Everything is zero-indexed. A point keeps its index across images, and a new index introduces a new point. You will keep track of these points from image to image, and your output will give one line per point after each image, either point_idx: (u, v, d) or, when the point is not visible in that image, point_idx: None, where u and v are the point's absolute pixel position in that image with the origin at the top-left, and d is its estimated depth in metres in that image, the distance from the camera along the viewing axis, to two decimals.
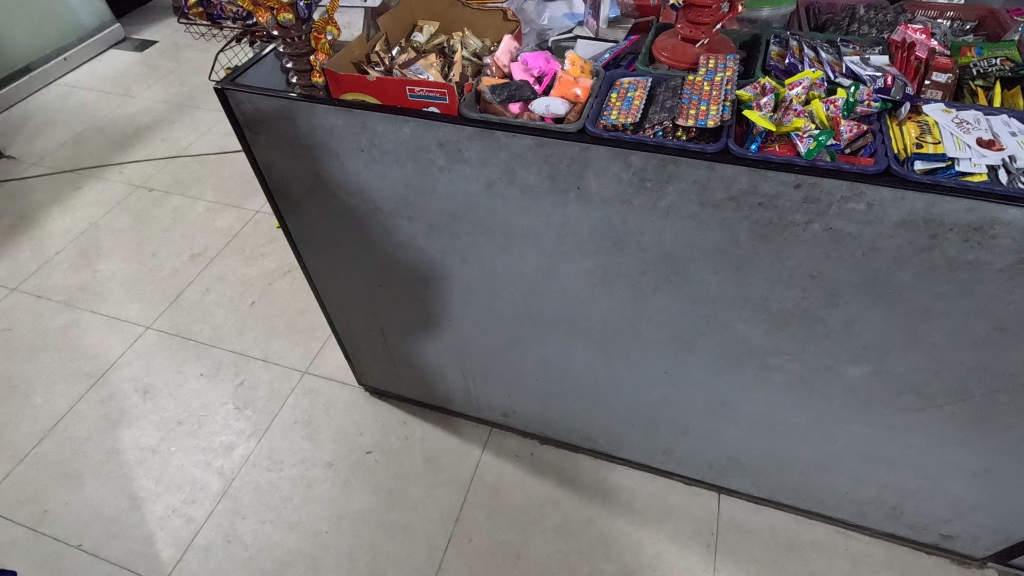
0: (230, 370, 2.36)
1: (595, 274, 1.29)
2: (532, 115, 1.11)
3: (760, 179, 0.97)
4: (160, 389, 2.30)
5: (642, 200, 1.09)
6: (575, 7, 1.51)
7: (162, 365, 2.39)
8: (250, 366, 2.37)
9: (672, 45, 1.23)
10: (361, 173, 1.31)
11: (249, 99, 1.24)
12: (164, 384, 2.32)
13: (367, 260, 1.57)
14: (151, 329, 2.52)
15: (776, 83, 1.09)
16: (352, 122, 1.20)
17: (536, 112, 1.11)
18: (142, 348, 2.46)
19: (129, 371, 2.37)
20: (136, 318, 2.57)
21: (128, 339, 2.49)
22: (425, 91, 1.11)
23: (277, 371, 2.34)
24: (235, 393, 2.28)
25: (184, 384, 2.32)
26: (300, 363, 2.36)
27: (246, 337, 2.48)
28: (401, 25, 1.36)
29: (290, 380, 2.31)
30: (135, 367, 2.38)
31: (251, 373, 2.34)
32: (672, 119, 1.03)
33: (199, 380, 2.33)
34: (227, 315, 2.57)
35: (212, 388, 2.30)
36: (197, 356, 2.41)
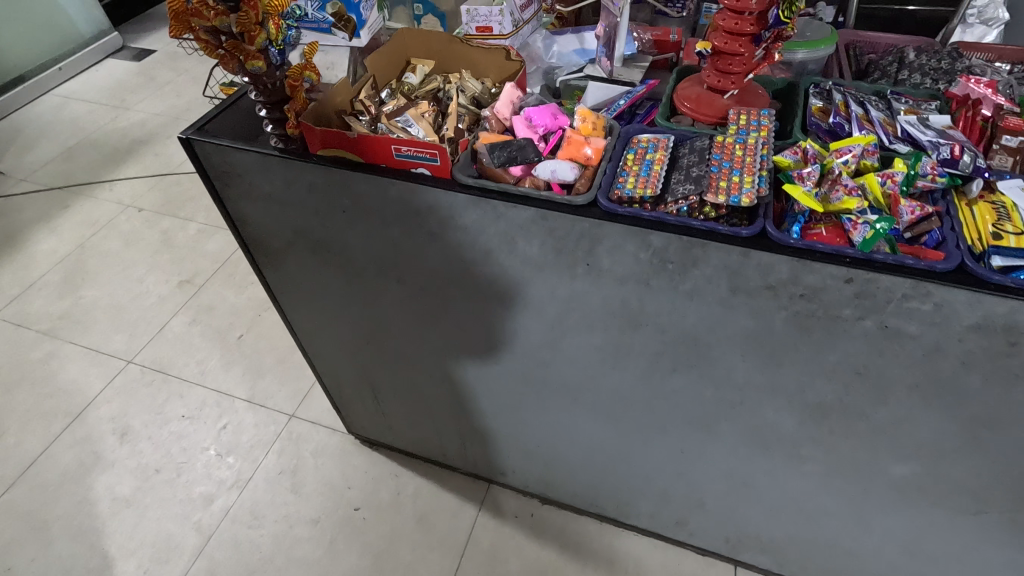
0: (214, 411, 2.22)
1: (605, 351, 1.14)
2: (536, 181, 0.96)
3: (803, 269, 0.83)
4: (139, 432, 2.17)
5: (661, 281, 0.94)
6: (586, 41, 1.36)
7: (142, 404, 2.25)
8: (234, 407, 2.23)
9: (697, 94, 1.09)
10: (343, 233, 1.16)
11: (218, 151, 1.10)
12: (143, 426, 2.19)
13: (353, 317, 1.43)
14: (133, 364, 2.39)
15: (820, 148, 0.94)
16: (331, 181, 1.06)
17: (540, 178, 0.96)
18: (122, 384, 2.32)
19: (107, 410, 2.24)
20: (118, 350, 2.44)
21: (109, 374, 2.36)
22: (413, 150, 0.97)
23: (263, 413, 2.21)
24: (218, 437, 2.15)
25: (164, 426, 2.19)
26: (288, 406, 2.22)
27: (232, 375, 2.34)
28: (393, 65, 1.23)
29: (276, 424, 2.17)
30: (114, 407, 2.25)
31: (236, 415, 2.21)
32: (699, 193, 0.88)
33: (180, 422, 2.20)
34: (213, 349, 2.44)
35: (194, 431, 2.17)
36: (179, 395, 2.28)
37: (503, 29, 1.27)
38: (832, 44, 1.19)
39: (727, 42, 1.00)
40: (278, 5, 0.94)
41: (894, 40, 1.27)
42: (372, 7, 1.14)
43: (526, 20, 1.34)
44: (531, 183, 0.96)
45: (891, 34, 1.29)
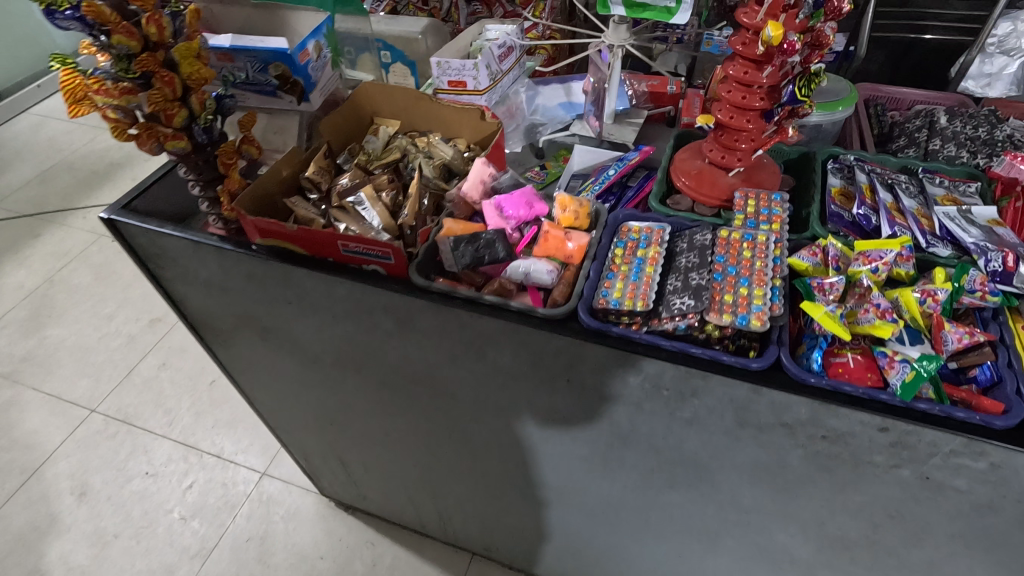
0: (180, 468, 2.08)
1: (591, 461, 0.99)
2: (507, 285, 0.82)
3: (827, 413, 0.68)
4: (99, 491, 2.02)
5: (654, 405, 0.79)
6: (573, 94, 1.22)
7: (104, 460, 2.11)
8: (202, 463, 2.08)
9: (697, 170, 0.94)
10: (291, 323, 1.01)
11: (145, 234, 0.95)
12: (104, 485, 2.04)
13: (314, 398, 1.28)
14: (96, 413, 2.24)
15: (844, 248, 0.79)
16: (271, 273, 0.91)
17: (510, 281, 0.82)
18: (83, 437, 2.17)
19: (65, 467, 2.09)
20: (81, 398, 2.28)
21: (70, 425, 2.21)
22: (362, 247, 0.82)
23: (232, 470, 2.06)
24: (182, 499, 2.00)
25: (126, 484, 2.04)
26: (259, 462, 2.07)
27: (201, 426, 2.19)
28: (348, 126, 1.07)
29: (246, 483, 2.02)
30: (73, 462, 2.10)
31: (202, 472, 2.06)
32: (700, 311, 0.73)
33: (143, 480, 2.05)
34: (182, 396, 2.28)
35: (157, 491, 2.02)
36: (144, 449, 2.13)
37: (478, 84, 1.13)
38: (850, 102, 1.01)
39: (733, 116, 0.85)
40: (200, 78, 0.79)
41: (921, 96, 1.13)
42: (324, 65, 0.99)
43: (505, 70, 1.18)
44: (500, 286, 0.82)
45: (917, 89, 1.14)
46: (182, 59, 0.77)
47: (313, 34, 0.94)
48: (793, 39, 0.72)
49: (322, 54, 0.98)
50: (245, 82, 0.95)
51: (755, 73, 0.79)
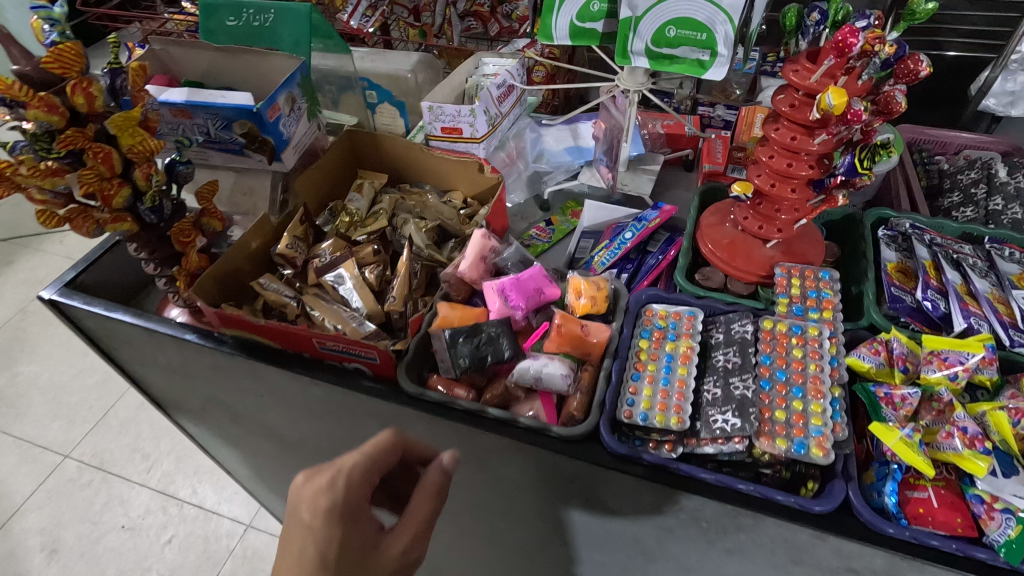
0: (158, 520, 1.85)
1: (608, 569, 0.87)
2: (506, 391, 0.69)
3: (906, 566, 0.56)
4: (70, 549, 1.80)
5: (690, 533, 0.67)
6: (580, 137, 1.11)
7: (76, 513, 1.88)
8: (182, 514, 1.86)
9: (728, 238, 0.82)
10: (265, 414, 0.89)
11: (94, 318, 0.82)
12: (76, 542, 1.82)
13: (294, 477, 1.14)
14: (69, 459, 2.01)
15: (911, 344, 0.67)
16: (238, 367, 0.78)
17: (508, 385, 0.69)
18: (54, 487, 1.94)
19: (34, 521, 1.87)
20: (54, 442, 2.05)
21: (41, 472, 1.98)
22: (342, 346, 0.70)
23: (216, 525, 1.84)
24: (161, 555, 1.78)
25: (100, 540, 1.82)
26: (245, 514, 1.86)
27: (183, 472, 1.96)
28: (329, 180, 0.95)
29: (229, 538, 1.81)
30: (42, 515, 1.88)
31: (183, 527, 1.84)
32: (746, 434, 0.61)
33: (119, 535, 1.83)
34: (163, 438, 2.05)
35: (134, 548, 1.80)
36: (120, 499, 1.90)
37: (475, 131, 1.00)
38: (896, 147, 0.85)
39: (774, 183, 0.73)
40: (144, 151, 0.66)
41: (969, 140, 1.02)
42: (298, 118, 0.87)
43: (505, 112, 1.05)
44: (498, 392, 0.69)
45: (965, 131, 1.03)
46: (121, 130, 0.63)
47: (283, 85, 0.81)
48: (859, 108, 0.60)
49: (295, 106, 0.85)
50: (206, 141, 0.82)
51: (805, 139, 0.67)
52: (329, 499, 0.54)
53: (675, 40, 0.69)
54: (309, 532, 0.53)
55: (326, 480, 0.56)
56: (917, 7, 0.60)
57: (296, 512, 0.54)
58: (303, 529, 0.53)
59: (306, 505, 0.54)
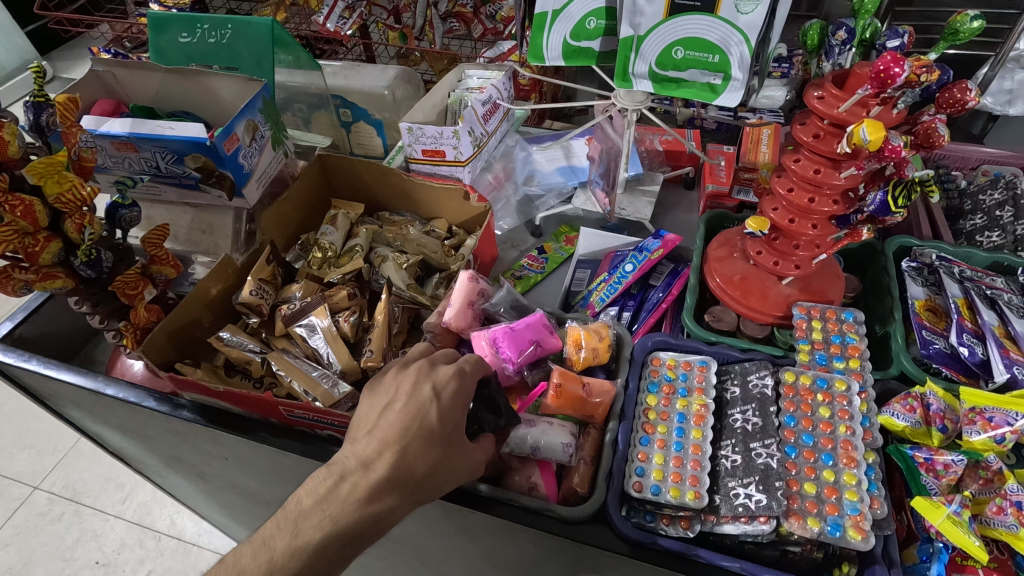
0: (135, 556, 1.56)
1: None
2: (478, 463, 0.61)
3: None
4: None
5: None
6: (573, 156, 1.02)
7: (42, 553, 1.57)
8: (160, 549, 1.58)
9: (740, 273, 0.75)
10: (232, 474, 0.79)
11: (35, 377, 0.73)
12: None
13: None
14: (39, 491, 1.67)
15: (948, 398, 0.60)
16: (197, 432, 0.69)
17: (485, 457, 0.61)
18: (24, 522, 1.62)
19: None
20: (21, 473, 1.71)
21: (6, 508, 1.65)
22: (312, 414, 0.62)
23: (197, 562, 1.57)
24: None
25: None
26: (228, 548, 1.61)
27: (163, 501, 1.68)
28: (299, 212, 0.86)
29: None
30: (6, 556, 1.56)
31: (161, 563, 1.56)
32: (773, 513, 0.54)
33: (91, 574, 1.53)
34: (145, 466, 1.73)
35: None
36: (93, 533, 1.59)
37: (459, 154, 0.91)
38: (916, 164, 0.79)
39: (793, 218, 0.66)
40: (75, 199, 0.57)
41: (988, 155, 0.95)
42: (261, 147, 0.78)
43: (491, 131, 0.97)
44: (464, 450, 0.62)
45: (985, 146, 0.96)
46: (43, 178, 0.55)
47: (242, 112, 0.72)
48: (898, 143, 0.52)
49: (257, 135, 0.76)
50: (155, 175, 0.74)
51: (829, 172, 0.60)
52: (456, 383, 0.52)
53: (683, 62, 0.61)
54: (433, 402, 0.50)
55: (451, 368, 0.53)
56: (962, 25, 0.53)
57: (416, 382, 0.51)
58: (426, 398, 0.50)
59: (429, 379, 0.52)
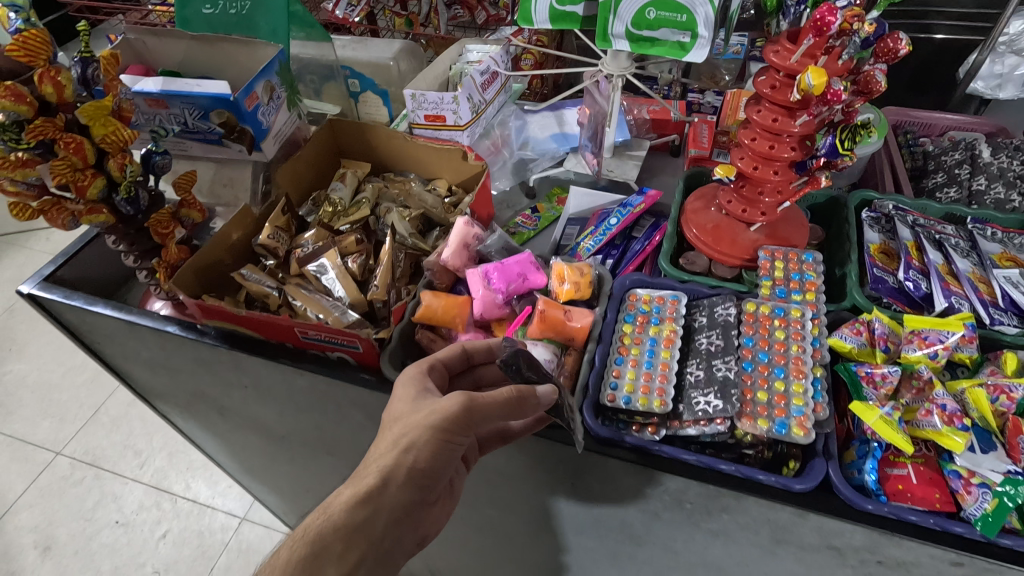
0: (153, 516, 1.70)
1: (598, 555, 0.87)
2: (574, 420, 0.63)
3: (887, 543, 0.56)
4: (66, 545, 1.65)
5: (674, 516, 0.68)
6: (566, 124, 1.10)
7: (69, 510, 1.72)
8: (176, 509, 1.72)
9: (713, 222, 0.82)
10: (252, 406, 0.88)
11: (76, 313, 0.82)
12: (69, 541, 1.66)
13: (285, 469, 1.13)
14: (61, 456, 1.83)
15: (892, 324, 0.67)
16: (221, 359, 0.78)
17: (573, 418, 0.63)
18: (47, 484, 1.77)
19: (28, 518, 1.71)
20: (45, 440, 1.87)
21: (32, 471, 1.80)
22: (324, 335, 0.69)
23: (213, 518, 1.70)
24: (156, 550, 1.64)
25: (94, 537, 1.67)
26: (241, 507, 1.72)
27: (178, 466, 1.80)
28: (311, 172, 0.94)
29: (224, 531, 1.67)
30: (37, 513, 1.72)
31: (177, 520, 1.69)
32: (728, 416, 0.61)
33: (112, 530, 1.68)
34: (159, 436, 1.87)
35: (129, 544, 1.65)
36: (113, 495, 1.74)
37: (459, 119, 0.99)
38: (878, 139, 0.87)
39: (757, 166, 0.73)
40: (117, 141, 0.65)
41: (953, 121, 1.02)
42: (278, 107, 0.86)
43: (489, 100, 1.05)
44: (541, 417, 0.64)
45: (949, 113, 1.03)
46: (92, 120, 0.63)
47: (261, 73, 0.80)
48: (838, 88, 0.60)
49: (274, 95, 0.84)
50: (183, 131, 0.82)
51: (786, 120, 0.67)
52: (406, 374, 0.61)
53: (655, 22, 0.69)
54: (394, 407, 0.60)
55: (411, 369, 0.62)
56: None
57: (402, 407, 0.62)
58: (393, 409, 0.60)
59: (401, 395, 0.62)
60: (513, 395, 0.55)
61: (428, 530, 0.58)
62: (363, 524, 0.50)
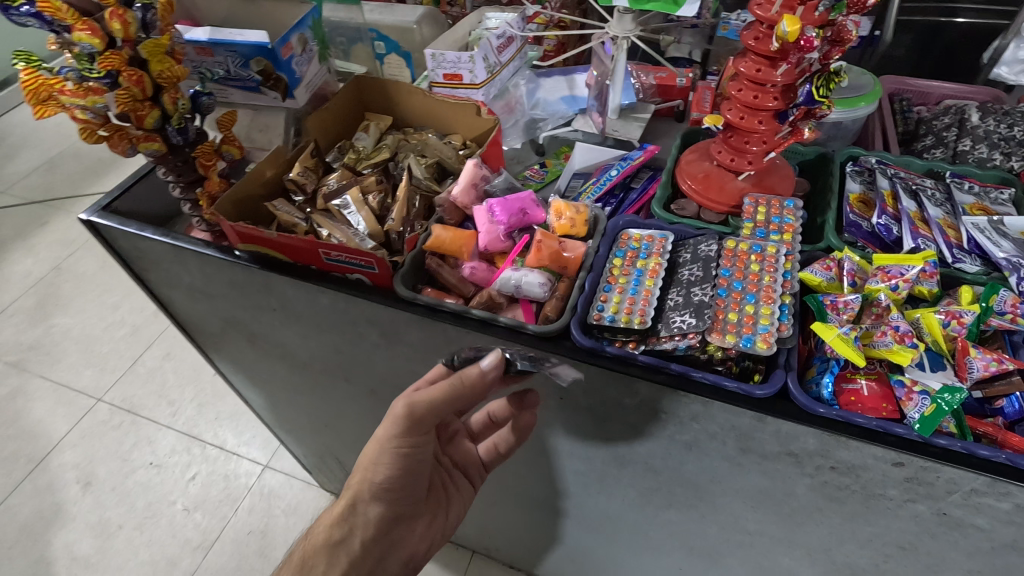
0: (183, 459, 1.83)
1: (588, 477, 0.95)
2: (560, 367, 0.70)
3: (837, 446, 0.63)
4: (105, 481, 1.79)
5: (652, 429, 0.76)
6: (576, 87, 1.16)
7: (110, 450, 1.86)
8: (205, 453, 1.84)
9: (704, 172, 0.88)
10: (281, 333, 0.99)
11: (128, 239, 0.92)
12: (108, 477, 1.80)
13: (306, 403, 1.23)
14: (102, 402, 1.98)
15: (861, 262, 0.73)
16: (255, 281, 0.87)
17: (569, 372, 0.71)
18: (89, 427, 1.92)
19: (73, 455, 1.85)
20: (87, 387, 2.02)
21: (75, 415, 1.95)
22: (345, 256, 0.78)
23: (240, 462, 1.82)
24: (185, 490, 1.77)
25: (130, 475, 1.80)
26: (263, 454, 1.83)
27: (206, 416, 1.93)
28: (338, 123, 1.03)
29: (248, 476, 1.79)
30: (80, 451, 1.86)
31: (206, 463, 1.82)
32: (701, 332, 0.68)
33: (146, 471, 1.81)
34: (189, 389, 2.00)
35: (160, 483, 1.78)
36: (148, 439, 1.88)
37: (475, 78, 1.06)
38: (871, 102, 0.92)
39: (744, 116, 0.79)
40: (172, 76, 0.75)
41: (950, 90, 1.07)
42: (309, 59, 0.95)
43: (505, 62, 1.12)
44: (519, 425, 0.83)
45: (948, 82, 1.08)
46: (151, 56, 0.72)
47: (296, 27, 0.89)
48: (812, 35, 0.66)
49: (307, 48, 0.93)
50: (226, 77, 0.91)
51: (768, 71, 0.73)
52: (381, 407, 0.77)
53: None
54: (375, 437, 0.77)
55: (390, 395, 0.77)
56: None
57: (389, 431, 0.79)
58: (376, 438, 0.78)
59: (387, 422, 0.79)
60: (447, 388, 0.66)
61: (416, 547, 0.80)
62: (342, 539, 0.71)
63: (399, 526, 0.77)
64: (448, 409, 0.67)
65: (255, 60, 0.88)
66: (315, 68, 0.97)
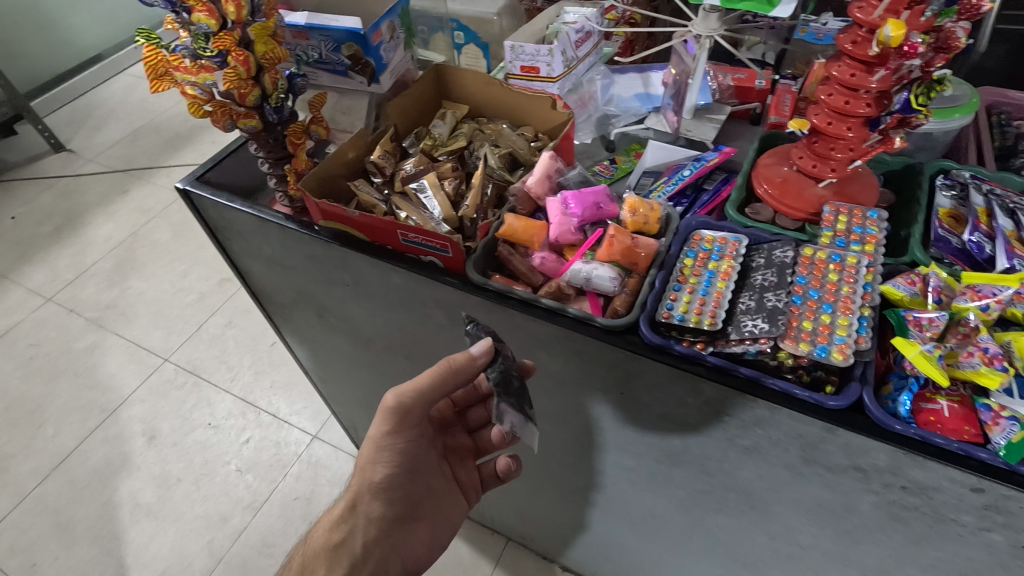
0: (239, 423, 1.93)
1: (636, 473, 0.96)
2: (521, 417, 0.69)
3: (910, 464, 0.61)
4: (168, 437, 1.91)
5: (712, 430, 0.76)
6: (651, 85, 1.16)
7: (174, 407, 1.98)
8: (259, 419, 1.93)
9: (782, 177, 0.86)
10: (349, 307, 1.03)
11: (216, 208, 0.98)
12: (170, 433, 1.92)
13: (363, 378, 1.28)
14: (168, 362, 2.11)
15: (948, 279, 0.70)
16: (332, 256, 0.91)
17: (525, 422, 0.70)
18: (155, 385, 2.05)
19: (141, 410, 1.98)
20: (157, 347, 2.15)
21: (144, 372, 2.08)
22: (421, 238, 0.81)
23: (291, 429, 1.91)
24: (239, 452, 1.86)
25: (190, 433, 1.92)
26: (312, 426, 1.91)
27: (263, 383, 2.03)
28: (416, 109, 1.05)
29: (298, 444, 1.87)
30: (147, 406, 1.99)
31: (259, 429, 1.91)
32: (773, 339, 0.67)
33: (204, 431, 1.92)
34: (247, 357, 2.10)
35: (216, 444, 1.88)
36: (208, 401, 1.99)
37: (552, 70, 1.07)
38: (969, 115, 0.88)
39: (832, 122, 0.77)
40: (274, 57, 0.79)
41: None
42: (396, 46, 0.99)
43: (581, 57, 1.12)
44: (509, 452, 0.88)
45: None
46: (257, 37, 0.77)
47: (386, 15, 0.93)
48: (916, 40, 0.64)
49: (395, 35, 0.97)
50: (317, 61, 0.96)
51: (863, 76, 0.70)
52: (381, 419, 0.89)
53: None
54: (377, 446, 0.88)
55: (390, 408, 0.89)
56: None
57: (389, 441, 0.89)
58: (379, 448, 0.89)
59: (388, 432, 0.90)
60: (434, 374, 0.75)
61: (418, 552, 0.87)
62: (345, 534, 0.80)
63: (398, 528, 0.84)
64: (431, 397, 0.76)
65: (347, 44, 0.92)
66: (399, 56, 1.01)
